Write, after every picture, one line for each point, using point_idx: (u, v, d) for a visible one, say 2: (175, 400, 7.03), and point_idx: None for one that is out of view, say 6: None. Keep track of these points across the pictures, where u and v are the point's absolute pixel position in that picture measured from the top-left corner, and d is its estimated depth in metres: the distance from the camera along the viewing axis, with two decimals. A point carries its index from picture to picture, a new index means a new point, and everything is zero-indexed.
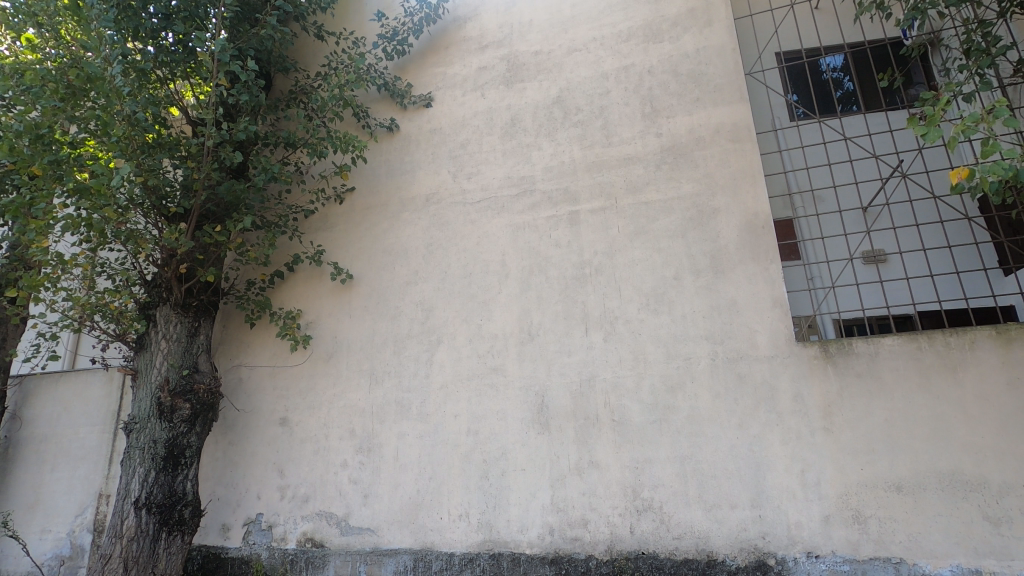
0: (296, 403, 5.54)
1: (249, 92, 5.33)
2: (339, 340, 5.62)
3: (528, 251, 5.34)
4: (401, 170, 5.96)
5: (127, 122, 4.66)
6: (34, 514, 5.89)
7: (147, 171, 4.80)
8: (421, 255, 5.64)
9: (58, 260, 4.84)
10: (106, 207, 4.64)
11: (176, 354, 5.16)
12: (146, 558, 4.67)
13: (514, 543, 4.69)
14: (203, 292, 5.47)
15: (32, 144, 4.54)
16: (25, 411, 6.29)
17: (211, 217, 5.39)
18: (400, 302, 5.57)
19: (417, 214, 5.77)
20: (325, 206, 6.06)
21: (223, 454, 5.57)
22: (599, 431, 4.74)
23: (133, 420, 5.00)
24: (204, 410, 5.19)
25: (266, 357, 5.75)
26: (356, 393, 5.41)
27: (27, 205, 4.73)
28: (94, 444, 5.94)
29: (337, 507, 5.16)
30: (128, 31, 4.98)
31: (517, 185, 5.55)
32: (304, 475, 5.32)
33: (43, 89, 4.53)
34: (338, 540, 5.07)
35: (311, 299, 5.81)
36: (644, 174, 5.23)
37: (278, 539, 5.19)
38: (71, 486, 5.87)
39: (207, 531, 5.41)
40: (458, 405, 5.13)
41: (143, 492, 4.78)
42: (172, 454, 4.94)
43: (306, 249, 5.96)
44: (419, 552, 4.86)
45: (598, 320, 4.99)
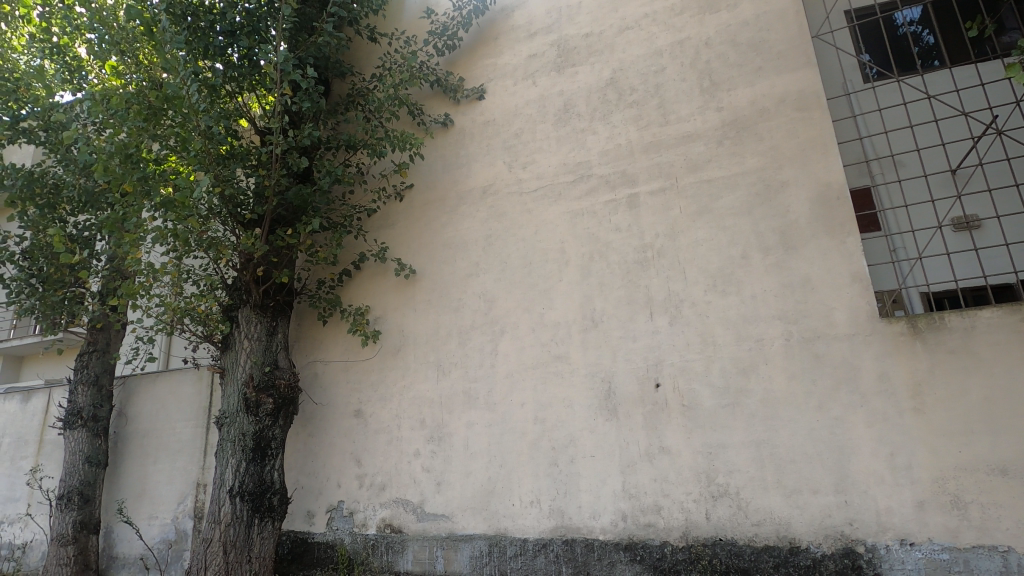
0: (369, 395, 5.76)
1: (310, 98, 5.52)
2: (406, 334, 5.78)
3: (587, 237, 5.30)
4: (457, 164, 6.04)
5: (203, 137, 5.01)
6: (142, 502, 6.45)
7: (223, 182, 5.12)
8: (481, 246, 5.71)
9: (150, 269, 5.22)
10: (190, 218, 4.95)
11: (258, 352, 5.48)
12: (242, 542, 5.02)
13: (587, 528, 4.71)
14: (279, 292, 5.78)
15: (123, 163, 4.94)
16: (128, 408, 6.86)
17: (282, 221, 5.65)
18: (462, 294, 5.67)
19: (475, 207, 5.84)
20: (387, 205, 6.23)
21: (305, 445, 5.89)
22: (668, 416, 4.66)
23: (224, 414, 5.36)
24: (286, 404, 5.49)
25: (338, 352, 6.01)
26: (424, 384, 5.57)
27: (121, 220, 5.14)
28: (190, 437, 6.43)
29: (413, 494, 5.34)
30: (198, 51, 5.25)
31: (573, 172, 5.50)
32: (380, 464, 5.54)
33: (128, 111, 4.89)
34: (415, 526, 5.25)
35: (377, 295, 6.01)
36: (705, 151, 5.05)
37: (359, 525, 5.44)
38: (172, 476, 6.38)
39: (294, 518, 5.74)
40: (524, 393, 5.18)
41: (236, 481, 5.13)
42: (260, 445, 5.27)
43: (370, 246, 6.16)
44: (493, 538, 4.96)
45: (663, 303, 4.89)
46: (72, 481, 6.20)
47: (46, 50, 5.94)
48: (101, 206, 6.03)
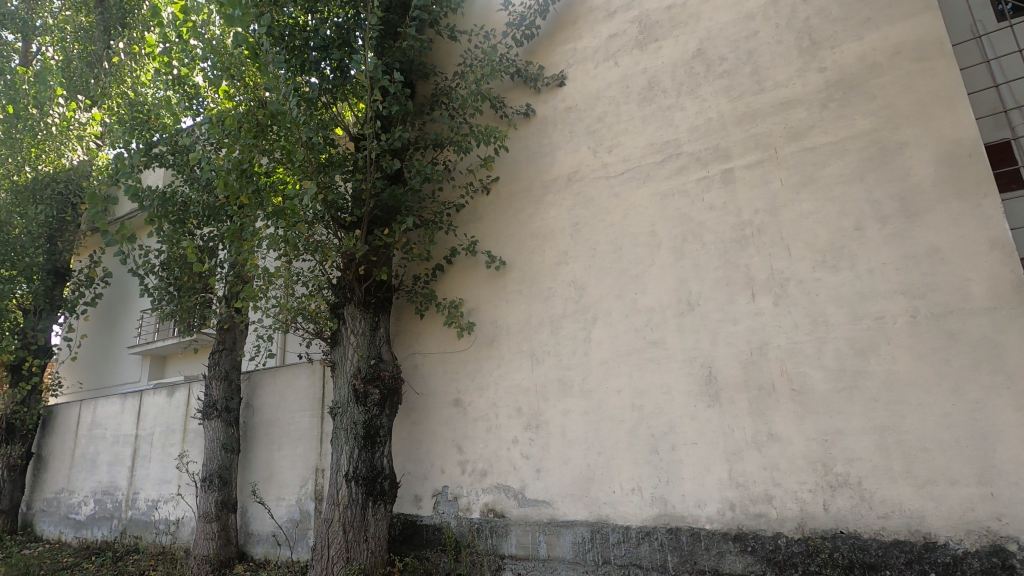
0: (467, 384, 5.96)
1: (398, 102, 5.74)
2: (499, 324, 5.90)
3: (679, 218, 5.11)
4: (540, 153, 6.05)
5: (305, 147, 5.37)
6: (270, 485, 7.10)
7: (325, 189, 5.46)
8: (569, 234, 5.69)
9: (266, 273, 5.70)
10: (298, 224, 5.35)
11: (364, 346, 5.83)
12: (359, 523, 5.39)
13: (692, 517, 4.58)
14: (379, 290, 6.10)
15: (239, 178, 5.42)
16: (254, 400, 7.57)
17: (379, 221, 5.95)
18: (552, 283, 5.68)
19: (560, 195, 5.82)
20: (474, 199, 6.35)
21: (409, 433, 6.21)
22: (776, 401, 4.42)
23: (337, 404, 5.77)
24: (391, 394, 5.81)
25: (435, 344, 6.25)
26: (519, 373, 5.67)
27: (240, 230, 5.64)
28: (308, 426, 6.99)
29: (513, 480, 5.47)
30: (296, 67, 5.63)
31: (661, 151, 5.32)
32: (480, 451, 5.71)
33: (240, 130, 5.35)
34: (517, 511, 5.38)
35: (469, 288, 6.17)
36: (807, 117, 4.69)
37: (464, 509, 5.66)
38: (294, 462, 6.97)
39: (403, 501, 6.07)
40: (620, 380, 5.12)
41: (351, 467, 5.51)
42: (369, 433, 5.61)
43: (461, 241, 6.33)
44: (595, 525, 4.97)
45: (765, 282, 4.62)
46: (213, 465, 6.96)
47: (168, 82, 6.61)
48: (221, 219, 6.66)
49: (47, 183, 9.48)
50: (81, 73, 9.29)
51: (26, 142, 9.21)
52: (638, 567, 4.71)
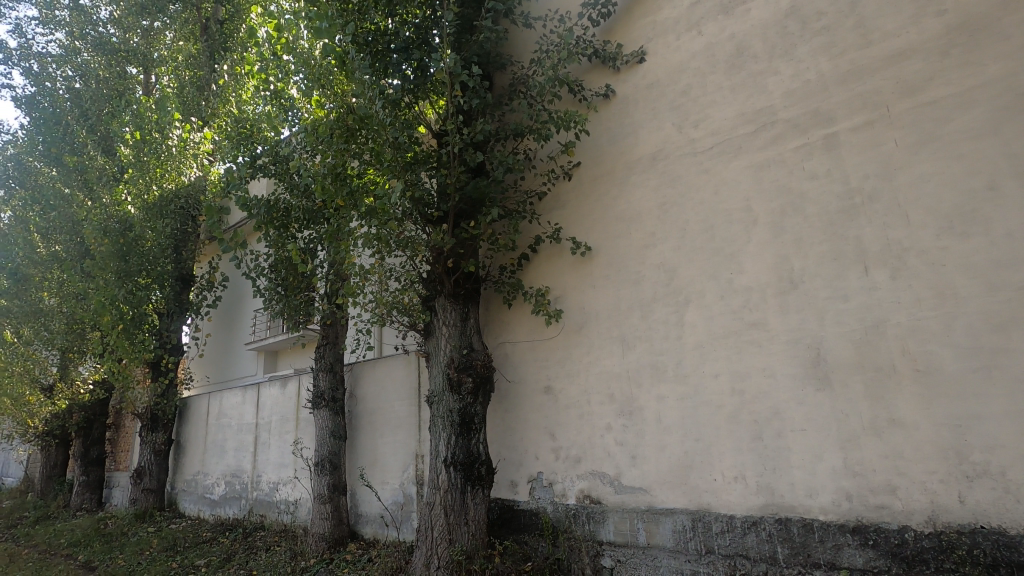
0: (557, 371, 5.98)
1: (477, 95, 5.79)
2: (587, 311, 5.85)
3: (777, 190, 4.80)
4: (622, 134, 5.90)
5: (392, 147, 5.56)
6: (376, 470, 7.54)
7: (413, 186, 5.64)
8: (656, 215, 5.51)
9: (362, 270, 6.00)
10: (389, 222, 5.57)
11: (456, 336, 6.00)
12: (459, 507, 5.58)
13: (803, 508, 4.32)
14: (467, 281, 6.23)
15: (334, 181, 5.73)
16: (357, 390, 8.07)
17: (464, 214, 6.06)
18: (641, 267, 5.54)
19: (645, 176, 5.65)
20: (556, 185, 6.32)
21: (503, 420, 6.34)
22: (897, 383, 4.05)
23: (433, 393, 6.00)
24: (483, 382, 5.95)
25: (524, 333, 6.32)
26: (609, 359, 5.60)
27: (337, 230, 5.98)
28: (406, 414, 7.34)
29: (608, 467, 5.43)
30: (380, 71, 5.84)
31: (753, 121, 5.01)
32: (574, 438, 5.72)
33: (332, 136, 5.65)
34: (614, 498, 5.34)
35: (555, 275, 6.17)
36: (924, 69, 4.22)
37: (559, 495, 5.70)
38: (396, 448, 7.35)
39: (499, 487, 6.22)
40: (717, 364, 4.91)
41: (449, 453, 5.71)
42: (465, 420, 5.78)
43: (545, 229, 6.33)
44: (696, 513, 4.83)
45: (880, 255, 4.23)
46: (324, 451, 7.50)
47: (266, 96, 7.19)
48: (320, 220, 7.11)
49: (171, 201, 10.41)
50: (193, 97, 10.45)
51: (152, 164, 10.09)
52: (744, 558, 4.52)
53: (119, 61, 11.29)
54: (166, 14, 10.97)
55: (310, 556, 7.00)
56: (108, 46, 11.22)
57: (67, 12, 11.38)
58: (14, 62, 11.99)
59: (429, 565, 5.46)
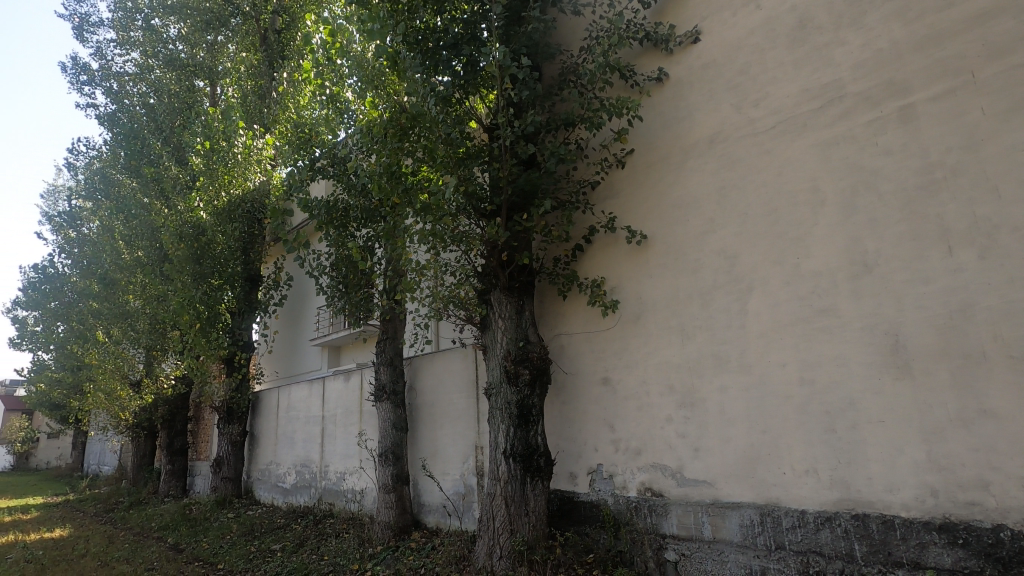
0: (614, 363, 5.90)
1: (528, 86, 5.73)
2: (644, 301, 5.74)
3: (846, 168, 4.54)
4: (677, 118, 5.73)
5: (445, 144, 5.63)
6: (437, 461, 7.71)
7: (465, 181, 5.68)
8: (714, 200, 5.33)
9: (419, 266, 6.11)
10: (444, 218, 5.63)
11: (512, 329, 6.02)
12: (519, 498, 5.61)
13: (882, 504, 4.09)
14: (522, 274, 6.23)
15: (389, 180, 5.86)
16: (417, 383, 8.27)
17: (517, 207, 6.05)
18: (699, 254, 5.38)
19: (702, 160, 5.47)
20: (609, 174, 6.21)
21: (560, 412, 6.33)
22: (987, 370, 3.75)
23: (491, 385, 6.05)
24: (540, 374, 5.95)
25: (580, 324, 6.28)
26: (669, 350, 5.47)
27: (394, 228, 6.11)
28: (465, 406, 7.46)
29: (670, 459, 5.32)
30: (430, 69, 5.89)
31: (819, 96, 4.75)
32: (633, 430, 5.64)
33: (387, 136, 5.80)
34: (676, 491, 5.23)
35: (611, 265, 6.08)
36: (1013, 28, 3.88)
37: (620, 487, 5.64)
38: (456, 439, 7.49)
39: (559, 478, 6.22)
40: (784, 353, 4.71)
41: (508, 444, 5.74)
42: (523, 412, 5.79)
43: (599, 219, 6.25)
44: (764, 507, 4.67)
45: (965, 233, 3.93)
46: (387, 443, 7.73)
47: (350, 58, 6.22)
48: (376, 219, 7.32)
49: (238, 204, 10.92)
50: (255, 105, 11.07)
51: (220, 171, 10.55)
52: (818, 555, 4.34)
53: (187, 75, 11.99)
54: (228, 28, 11.52)
55: (377, 543, 7.25)
56: (177, 62, 11.94)
57: (140, 33, 12.18)
58: (97, 83, 12.95)
59: (492, 554, 5.55)
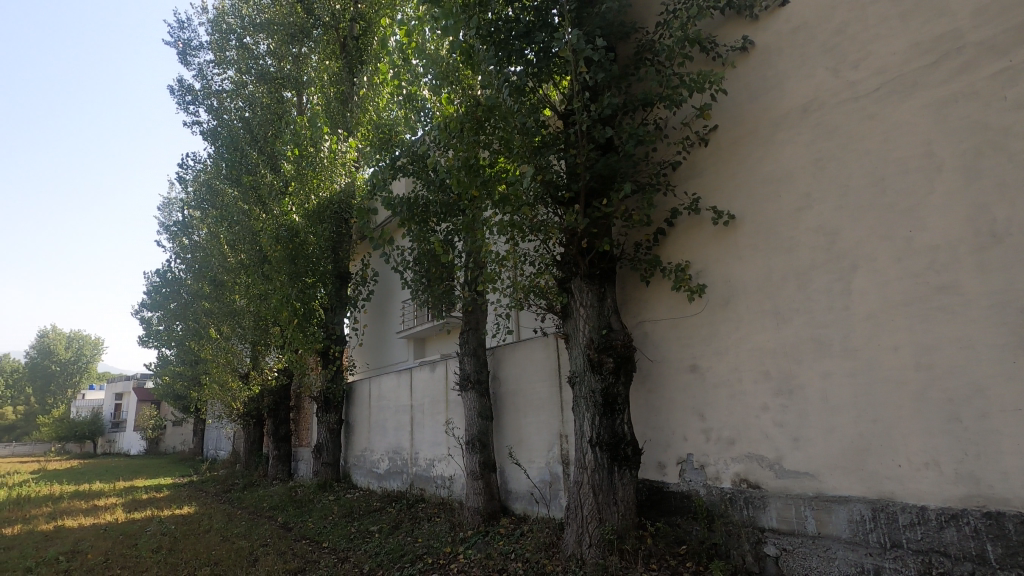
0: (702, 349, 5.69)
1: (603, 68, 5.58)
2: (733, 284, 5.47)
3: (967, 129, 4.09)
4: (765, 88, 5.38)
5: (521, 134, 5.63)
6: (522, 449, 7.80)
7: (542, 169, 5.65)
8: (810, 174, 4.97)
9: (499, 257, 6.15)
10: (522, 208, 5.62)
11: (593, 317, 5.94)
12: (607, 487, 5.55)
13: (1020, 501, 3.68)
14: (602, 261, 6.11)
15: (467, 173, 5.91)
16: (500, 372, 8.40)
17: (595, 193, 5.93)
18: (794, 232, 5.04)
19: (795, 131, 5.11)
20: (691, 153, 5.96)
21: (646, 400, 6.20)
22: None
23: (575, 374, 6.02)
24: (625, 362, 5.84)
25: (664, 310, 6.10)
26: (762, 334, 5.19)
27: (473, 221, 6.18)
28: (548, 395, 7.49)
29: (767, 450, 5.06)
30: (504, 59, 5.89)
31: (931, 51, 4.31)
32: (725, 419, 5.41)
33: (463, 130, 5.90)
34: (775, 483, 4.97)
35: (696, 248, 5.84)
36: None
37: (712, 478, 5.45)
38: (540, 428, 7.54)
39: (647, 468, 6.10)
40: (896, 336, 4.32)
41: (594, 433, 5.69)
42: (608, 401, 5.71)
43: (681, 200, 6.02)
44: (877, 502, 4.33)
45: None
46: (473, 431, 7.91)
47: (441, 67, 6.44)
48: (455, 213, 7.47)
49: (326, 207, 11.48)
50: (337, 110, 11.26)
51: (309, 176, 11.28)
52: (942, 555, 3.97)
53: (277, 88, 12.85)
54: (311, 39, 12.17)
55: (468, 528, 7.48)
56: (268, 76, 12.80)
57: (234, 52, 13.13)
58: (200, 101, 14.12)
59: (581, 542, 5.54)
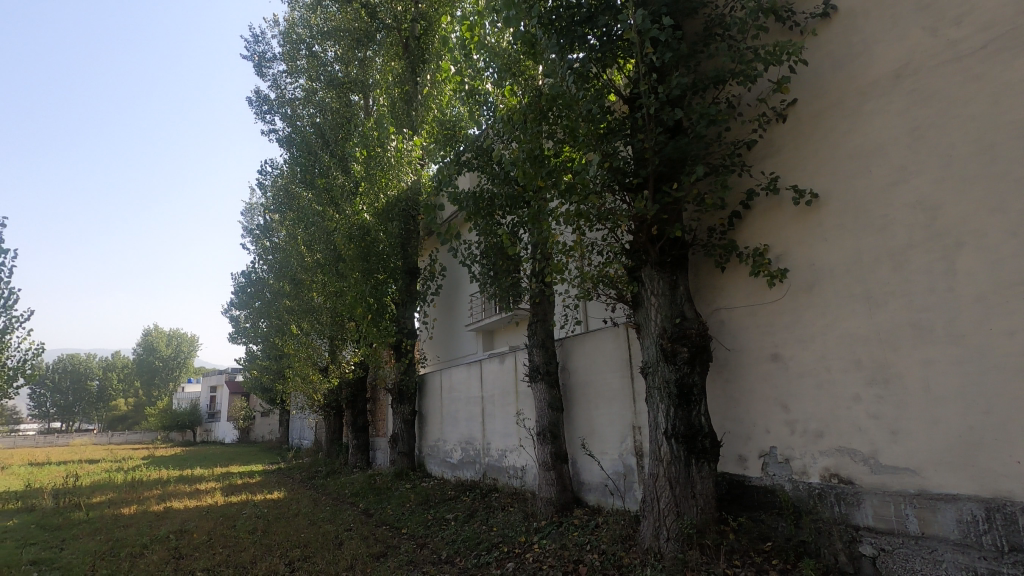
0: (785, 337, 5.40)
1: (670, 48, 5.33)
2: (818, 267, 5.14)
3: None
4: (850, 56, 5.01)
5: (586, 121, 5.51)
6: (594, 440, 7.75)
7: (609, 157, 5.52)
8: (904, 145, 4.58)
9: (566, 247, 6.07)
10: (589, 196, 5.49)
11: (665, 305, 5.76)
12: (685, 480, 5.39)
13: None
14: (673, 248, 5.89)
15: (532, 165, 5.90)
16: (570, 364, 8.38)
17: (665, 178, 5.71)
18: (887, 210, 4.67)
19: (885, 99, 4.72)
20: (767, 131, 5.64)
21: (724, 390, 5.98)
22: None
23: (648, 364, 5.87)
24: (700, 352, 5.62)
25: (741, 297, 5.83)
26: (852, 320, 4.85)
27: (538, 212, 6.14)
28: (619, 386, 7.38)
29: (860, 443, 4.74)
30: (567, 46, 5.77)
31: None
32: (812, 410, 5.12)
33: (525, 121, 5.96)
34: (870, 479, 4.64)
35: (776, 231, 5.53)
36: None
37: (799, 472, 5.17)
38: (612, 419, 7.45)
39: (726, 461, 5.88)
40: (1012, 319, 3.91)
41: (669, 425, 5.52)
42: (683, 391, 5.52)
43: (758, 180, 5.73)
44: (990, 502, 3.95)
45: None
46: (544, 422, 7.93)
47: (497, 54, 6.56)
48: (521, 205, 7.44)
49: (395, 204, 11.86)
50: (404, 111, 11.83)
51: (378, 176, 11.60)
52: None
53: (345, 92, 13.34)
54: (376, 42, 12.54)
55: (541, 518, 7.52)
56: (336, 81, 13.33)
57: (305, 60, 13.76)
58: (276, 110, 14.94)
59: (659, 535, 5.43)
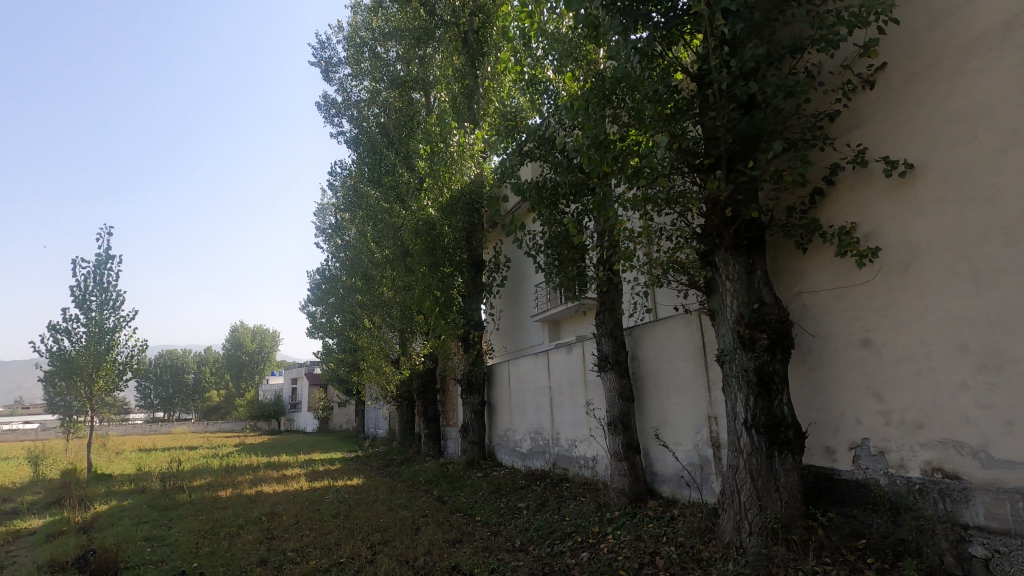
0: (877, 321, 5.02)
1: (743, 17, 4.96)
2: (915, 245, 4.73)
3: None
4: (949, 11, 4.56)
5: (653, 103, 5.33)
6: (668, 431, 7.56)
7: (677, 137, 5.28)
8: (1017, 105, 4.12)
9: (634, 233, 5.90)
10: (657, 179, 5.28)
11: (742, 290, 5.49)
12: (767, 472, 5.14)
13: None
14: (749, 230, 5.59)
15: (598, 150, 5.75)
16: (640, 353, 8.22)
17: (738, 156, 5.41)
18: (997, 178, 4.22)
19: (993, 56, 4.26)
20: (853, 100, 5.24)
21: (809, 379, 5.65)
22: None
23: (723, 352, 5.61)
24: (781, 338, 5.31)
25: (826, 279, 5.47)
26: (956, 301, 4.43)
27: (604, 199, 5.99)
28: (693, 374, 7.15)
29: (967, 435, 4.33)
30: (630, 25, 5.44)
31: None
32: (910, 399, 4.74)
33: (588, 106, 5.90)
34: (981, 474, 4.24)
35: (864, 207, 5.14)
36: None
37: (896, 466, 4.81)
38: (686, 409, 7.24)
39: (813, 453, 5.56)
40: None
41: (749, 415, 5.26)
42: (763, 380, 5.24)
43: (843, 154, 5.33)
44: None
45: None
46: (614, 412, 7.81)
47: (557, 40, 6.65)
48: (585, 192, 7.38)
49: (459, 198, 11.99)
50: (464, 104, 11.96)
51: (442, 171, 11.80)
52: None
53: (407, 90, 13.67)
54: (435, 39, 12.74)
55: (615, 508, 7.43)
56: (398, 80, 13.69)
57: (368, 62, 14.19)
58: (342, 113, 15.51)
59: (740, 529, 5.22)
